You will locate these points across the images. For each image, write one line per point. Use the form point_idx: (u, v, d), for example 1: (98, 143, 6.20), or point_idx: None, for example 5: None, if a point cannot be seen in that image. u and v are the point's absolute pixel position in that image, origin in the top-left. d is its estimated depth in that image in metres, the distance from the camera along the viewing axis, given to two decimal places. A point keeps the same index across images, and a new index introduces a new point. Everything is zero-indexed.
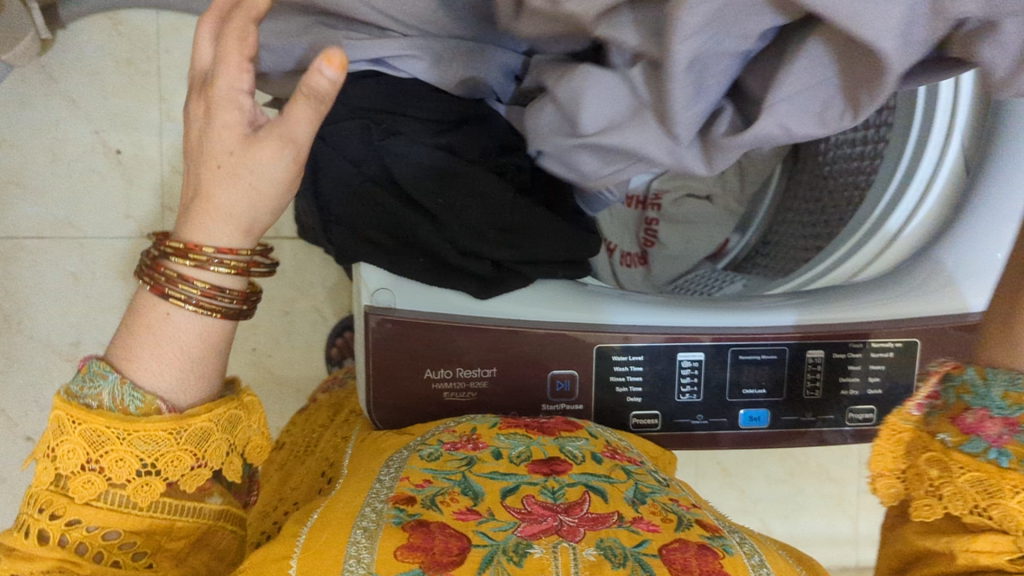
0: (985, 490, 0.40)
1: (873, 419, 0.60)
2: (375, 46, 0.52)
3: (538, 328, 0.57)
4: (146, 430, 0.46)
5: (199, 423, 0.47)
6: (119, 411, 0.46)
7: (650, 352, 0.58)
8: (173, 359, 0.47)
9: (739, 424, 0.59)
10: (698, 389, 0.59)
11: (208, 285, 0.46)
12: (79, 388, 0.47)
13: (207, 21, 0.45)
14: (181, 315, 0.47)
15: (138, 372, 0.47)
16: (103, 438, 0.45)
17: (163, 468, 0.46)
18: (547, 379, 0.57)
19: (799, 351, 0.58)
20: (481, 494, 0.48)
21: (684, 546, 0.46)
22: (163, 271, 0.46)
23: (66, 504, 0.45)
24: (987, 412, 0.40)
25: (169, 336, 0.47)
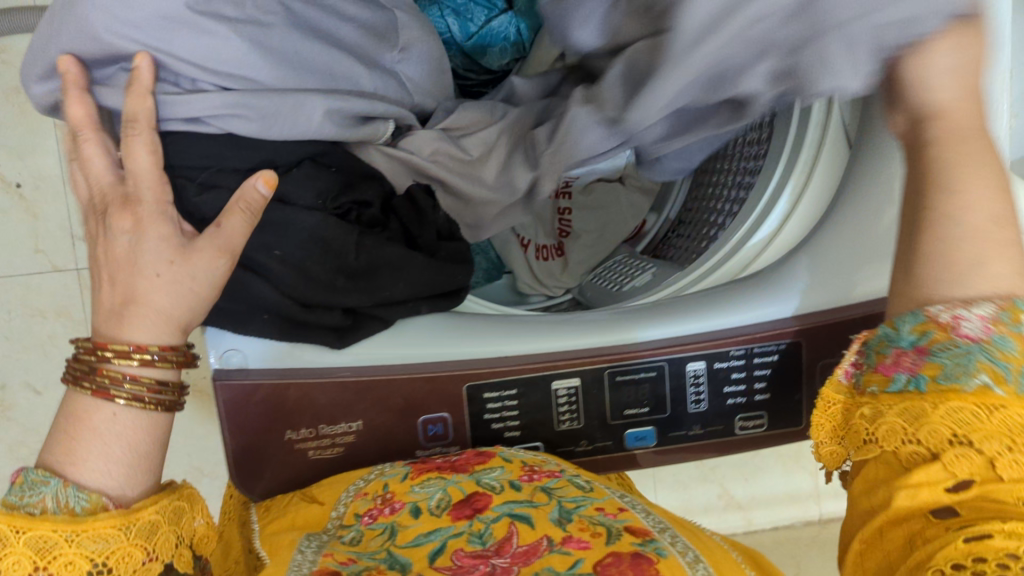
0: (912, 420, 0.42)
1: (766, 423, 0.58)
2: (185, 104, 0.48)
3: (399, 373, 0.54)
4: (94, 529, 0.42)
5: (146, 517, 0.44)
6: (64, 516, 0.42)
7: (523, 384, 0.55)
8: (123, 457, 0.45)
9: (627, 444, 0.57)
10: (578, 416, 0.56)
11: (153, 381, 0.47)
12: (17, 501, 0.43)
13: (88, 136, 0.48)
14: (124, 413, 0.46)
15: (84, 474, 0.44)
16: (50, 542, 0.42)
17: (115, 565, 0.42)
18: (418, 426, 0.55)
19: (679, 364, 0.56)
20: (409, 564, 0.45)
21: (618, 559, 0.43)
22: (106, 374, 0.46)
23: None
24: (902, 350, 0.44)
25: (111, 436, 0.45)
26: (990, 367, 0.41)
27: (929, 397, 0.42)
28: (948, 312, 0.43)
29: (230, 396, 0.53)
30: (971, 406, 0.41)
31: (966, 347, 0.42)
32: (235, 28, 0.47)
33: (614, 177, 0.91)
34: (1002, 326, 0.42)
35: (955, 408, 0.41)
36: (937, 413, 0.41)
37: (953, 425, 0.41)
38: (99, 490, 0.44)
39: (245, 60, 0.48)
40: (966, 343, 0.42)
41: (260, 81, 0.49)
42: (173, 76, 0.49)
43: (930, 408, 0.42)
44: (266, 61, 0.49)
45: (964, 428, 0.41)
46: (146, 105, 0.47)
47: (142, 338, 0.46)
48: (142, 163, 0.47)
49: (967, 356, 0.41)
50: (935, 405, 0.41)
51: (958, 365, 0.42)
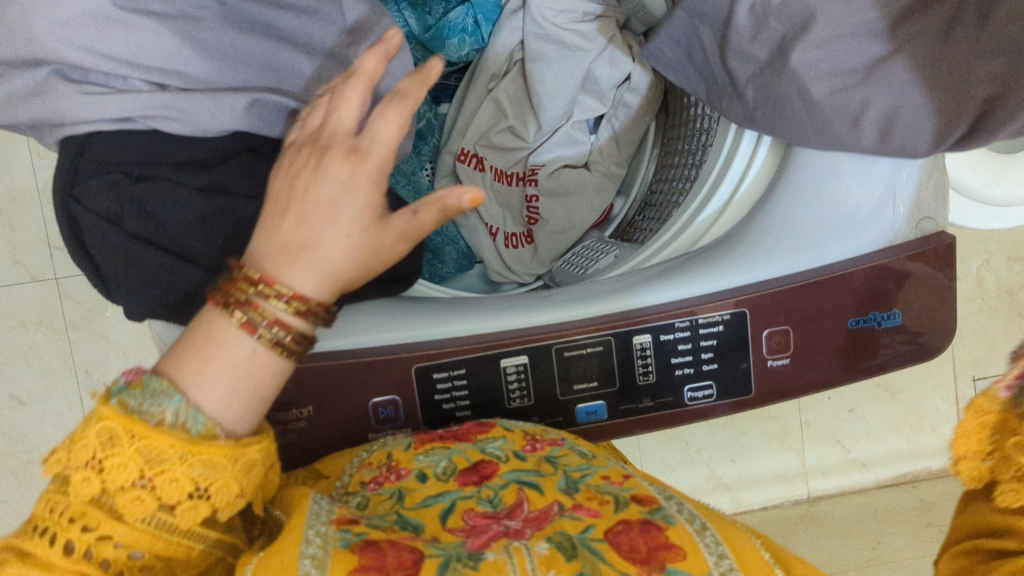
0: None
1: (715, 394, 0.59)
2: (116, 101, 0.48)
3: (349, 358, 0.55)
4: (206, 455, 0.40)
5: (250, 454, 0.41)
6: (180, 435, 0.39)
7: (471, 364, 0.56)
8: (248, 396, 0.42)
9: (578, 419, 0.58)
10: (528, 393, 0.57)
11: (292, 333, 0.42)
12: (133, 406, 0.40)
13: (354, 84, 0.43)
14: (259, 351, 0.42)
15: (201, 397, 0.41)
16: (161, 455, 0.39)
17: (212, 495, 0.40)
18: (370, 409, 0.56)
19: (626, 337, 0.57)
20: (421, 526, 0.47)
21: (628, 526, 0.45)
22: (256, 310, 0.41)
23: (104, 519, 0.39)
24: None
25: (240, 367, 0.41)
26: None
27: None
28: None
29: None
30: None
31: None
32: (164, 23, 0.48)
33: (581, 162, 0.88)
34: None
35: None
36: None
37: None
38: (215, 421, 0.41)
39: (177, 55, 0.49)
40: None
41: (191, 76, 0.50)
42: (103, 76, 0.49)
43: None
44: (200, 56, 0.50)
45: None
46: (418, 85, 0.42)
47: (299, 285, 0.41)
48: (384, 131, 0.41)
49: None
50: None
51: None
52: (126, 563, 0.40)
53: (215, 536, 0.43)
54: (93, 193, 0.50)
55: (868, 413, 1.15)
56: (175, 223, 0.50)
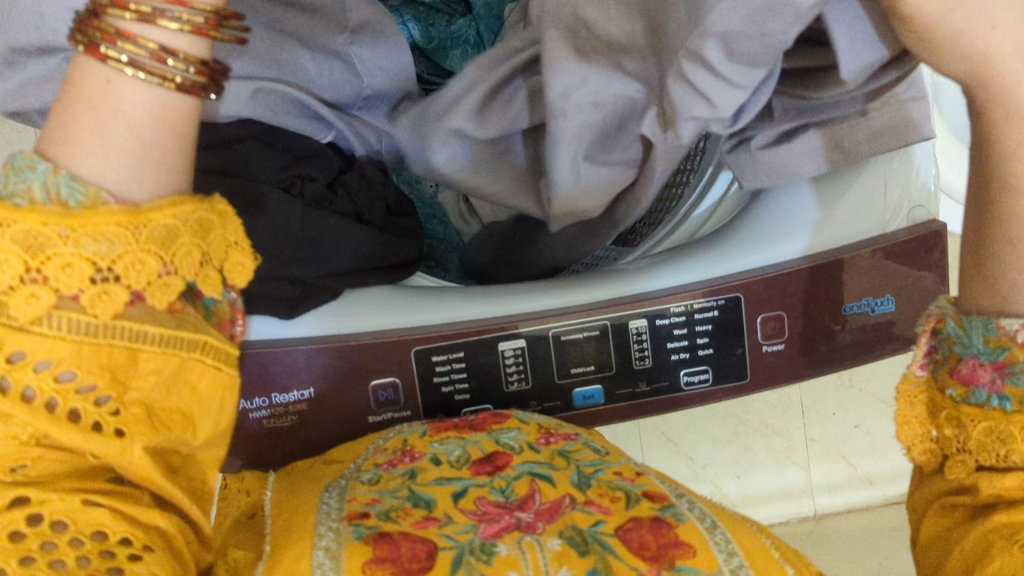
0: (998, 438, 0.43)
1: (710, 379, 0.60)
2: None
3: (352, 339, 0.56)
4: (94, 226, 0.34)
5: (161, 221, 0.35)
6: (55, 210, 0.34)
7: (470, 348, 0.57)
8: (126, 140, 0.35)
9: (575, 403, 0.59)
10: (525, 376, 0.58)
11: (156, 45, 0.34)
12: (1, 189, 0.34)
13: None
14: (129, 84, 0.35)
15: (82, 164, 0.35)
16: (42, 237, 0.33)
17: (124, 273, 0.34)
18: (369, 392, 0.57)
19: (621, 323, 0.58)
20: (433, 501, 0.47)
21: (638, 523, 0.44)
22: (100, 27, 0.34)
23: (7, 334, 0.33)
24: (977, 360, 0.44)
25: (120, 108, 0.35)
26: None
27: (1010, 419, 0.42)
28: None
29: None
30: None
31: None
32: None
33: None
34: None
35: None
36: (1022, 437, 0.42)
37: None
38: (99, 187, 0.35)
39: None
40: None
41: None
42: None
43: (1015, 429, 0.42)
44: None
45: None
46: None
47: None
48: None
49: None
50: (1022, 428, 0.42)
51: None
52: (60, 392, 0.35)
53: (190, 339, 0.38)
54: None
55: (875, 429, 1.13)
56: None
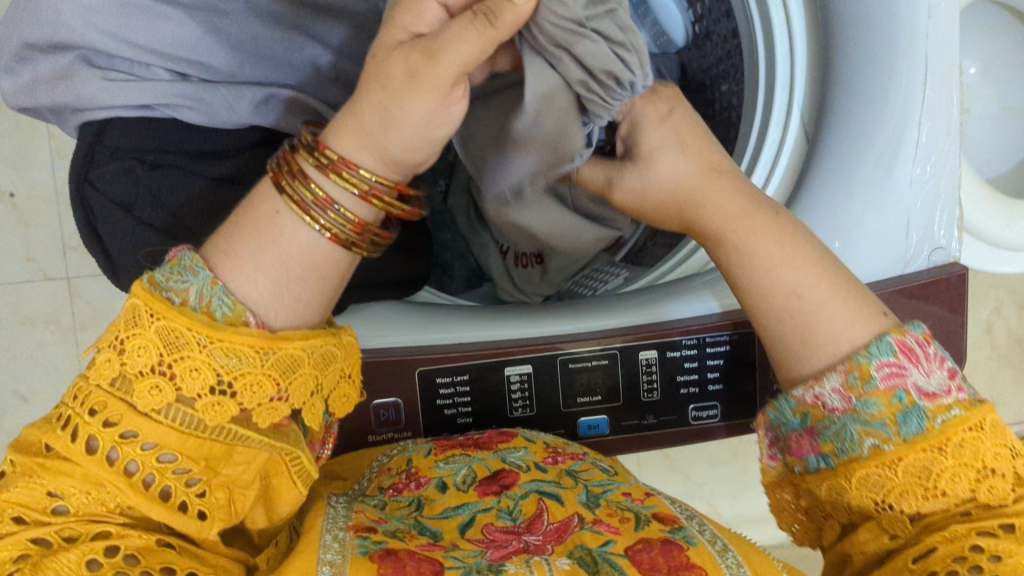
0: (839, 494, 0.44)
1: (719, 414, 0.58)
2: (140, 88, 0.49)
3: None
4: (229, 342, 0.38)
5: (290, 350, 0.39)
6: (202, 317, 0.38)
7: (476, 370, 0.56)
8: (271, 267, 0.40)
9: (579, 433, 0.58)
10: (530, 403, 0.57)
11: (326, 194, 0.40)
12: (161, 282, 0.39)
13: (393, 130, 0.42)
14: (293, 221, 0.40)
15: (230, 275, 0.39)
16: (180, 339, 0.38)
17: (240, 390, 0.38)
18: (371, 411, 0.56)
19: (632, 352, 0.56)
20: (440, 533, 0.46)
21: (648, 545, 0.44)
22: (288, 161, 0.40)
23: (125, 412, 0.37)
24: (796, 433, 0.46)
25: (278, 239, 0.40)
26: (871, 430, 0.43)
27: (839, 474, 0.44)
28: (808, 393, 0.45)
29: None
30: (875, 470, 0.43)
31: (840, 420, 0.44)
32: (190, 12, 0.49)
33: None
34: (856, 390, 0.44)
35: (864, 476, 0.43)
36: (852, 485, 0.44)
37: (870, 492, 0.43)
38: (244, 306, 0.39)
39: (200, 44, 0.49)
40: (838, 415, 0.44)
41: (213, 67, 0.50)
42: (125, 64, 0.49)
43: (844, 480, 0.44)
44: (223, 48, 0.50)
45: (879, 492, 0.43)
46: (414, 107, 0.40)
47: (365, 158, 0.40)
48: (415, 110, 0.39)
49: (846, 428, 0.44)
50: (848, 476, 0.43)
51: (844, 437, 0.44)
52: (159, 470, 0.38)
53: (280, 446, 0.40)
54: (108, 177, 0.50)
55: None
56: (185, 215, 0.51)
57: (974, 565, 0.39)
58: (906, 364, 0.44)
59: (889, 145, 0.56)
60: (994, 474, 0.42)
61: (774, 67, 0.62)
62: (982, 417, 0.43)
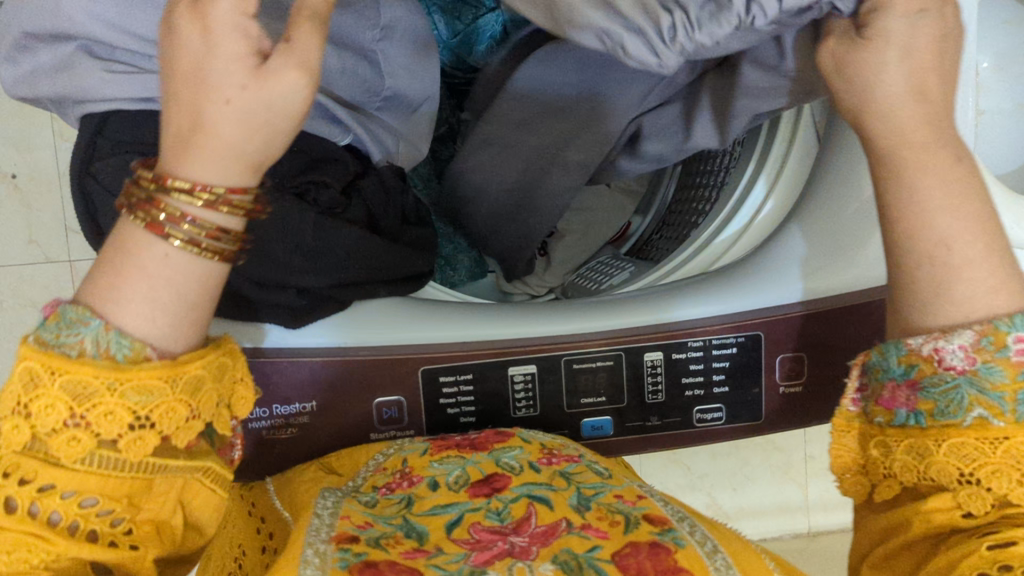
0: (920, 456, 0.43)
1: (723, 417, 0.58)
2: (144, 81, 0.48)
3: (354, 356, 0.55)
4: (137, 380, 0.38)
5: (194, 371, 0.40)
6: (104, 362, 0.38)
7: (478, 370, 0.55)
8: (168, 304, 0.39)
9: (583, 433, 0.58)
10: (534, 404, 0.56)
11: (213, 226, 0.39)
12: (50, 339, 0.38)
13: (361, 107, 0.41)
14: (183, 257, 0.39)
15: (125, 318, 0.38)
16: (89, 389, 0.37)
17: (157, 420, 0.38)
18: (373, 409, 0.55)
19: (636, 353, 0.56)
20: (426, 534, 0.45)
21: (637, 548, 0.43)
22: (162, 206, 0.38)
23: (38, 468, 0.37)
24: (895, 382, 0.44)
25: (172, 278, 0.39)
26: (984, 400, 0.41)
27: (930, 434, 0.42)
28: (929, 344, 0.42)
29: None
30: (975, 441, 0.41)
31: (953, 381, 0.42)
32: None
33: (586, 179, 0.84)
34: (985, 354, 0.41)
35: (957, 444, 0.41)
36: (942, 450, 0.42)
37: (960, 460, 0.41)
38: (144, 342, 0.39)
39: None
40: (953, 376, 0.42)
41: None
42: (127, 55, 0.48)
43: (933, 443, 0.42)
44: None
45: (970, 464, 0.41)
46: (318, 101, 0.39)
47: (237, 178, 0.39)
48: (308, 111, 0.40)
49: (957, 391, 0.42)
50: (939, 440, 0.42)
51: (951, 401, 0.42)
52: (82, 516, 0.38)
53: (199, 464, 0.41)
54: (111, 170, 0.49)
55: None
56: None
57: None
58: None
59: None
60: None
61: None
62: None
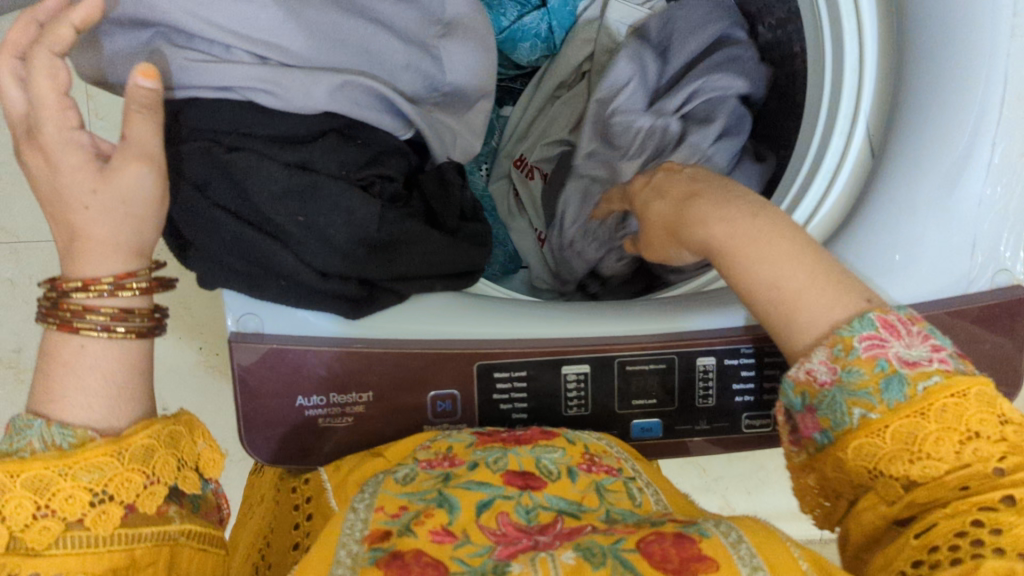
0: (842, 466, 0.45)
1: (772, 424, 0.58)
2: (223, 70, 0.49)
3: (412, 348, 0.55)
4: (86, 459, 0.41)
5: (138, 442, 0.42)
6: (53, 453, 0.40)
7: (533, 367, 0.56)
8: (100, 388, 0.44)
9: (632, 435, 0.58)
10: (585, 403, 0.57)
11: (118, 309, 0.45)
12: (6, 447, 0.41)
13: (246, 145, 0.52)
14: (100, 346, 0.44)
15: (70, 410, 0.43)
16: (45, 480, 0.40)
17: (116, 491, 0.41)
18: (427, 402, 0.56)
19: (689, 358, 0.56)
20: (456, 508, 0.45)
21: (660, 537, 0.41)
22: (67, 308, 0.44)
23: (18, 564, 0.39)
24: (804, 415, 0.47)
25: (98, 363, 0.44)
26: (859, 400, 0.44)
27: (839, 445, 0.45)
28: (802, 370, 0.46)
29: (246, 357, 0.54)
30: (866, 435, 0.44)
31: (831, 392, 0.45)
32: None
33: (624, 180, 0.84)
34: (841, 360, 0.45)
35: (860, 444, 0.44)
36: (852, 454, 0.44)
37: (865, 457, 0.44)
38: (86, 427, 0.42)
39: (281, 28, 0.50)
40: (829, 388, 0.45)
41: (292, 51, 0.51)
42: (205, 43, 0.50)
43: (843, 450, 0.45)
44: (303, 32, 0.51)
45: (874, 458, 0.43)
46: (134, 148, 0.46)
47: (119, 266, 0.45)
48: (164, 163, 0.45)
49: (835, 398, 0.45)
50: (844, 445, 0.44)
51: (835, 409, 0.45)
52: None
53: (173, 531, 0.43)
54: (181, 156, 0.49)
55: None
56: (262, 195, 0.49)
57: (974, 540, 0.38)
58: (886, 337, 0.45)
59: (958, 161, 0.54)
60: (979, 436, 0.41)
61: (841, 74, 0.60)
62: (967, 383, 0.42)
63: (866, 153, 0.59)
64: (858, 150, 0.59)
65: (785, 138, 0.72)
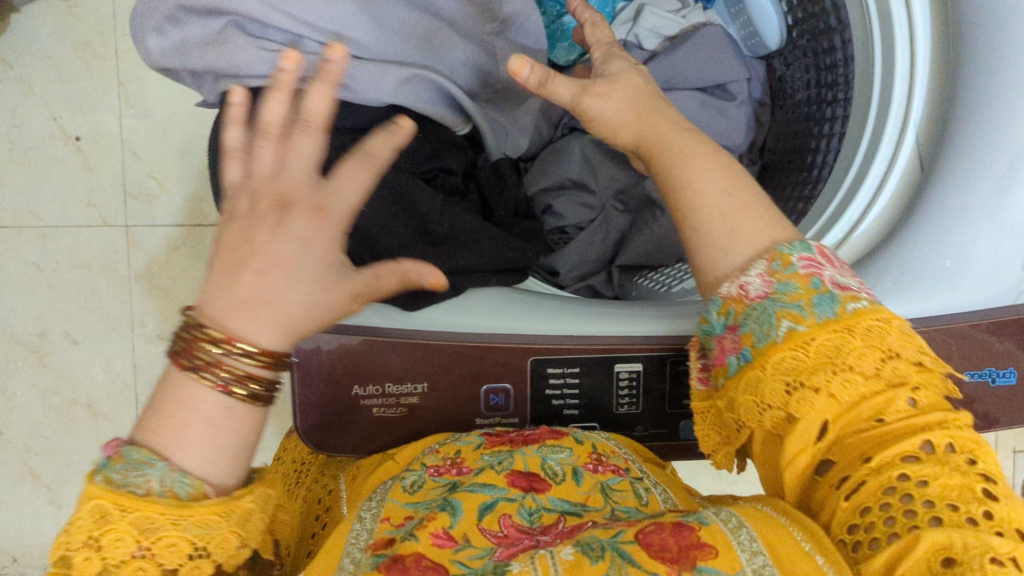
0: (753, 390, 0.45)
1: None
2: (297, 59, 0.50)
3: (467, 340, 0.55)
4: (197, 516, 0.37)
5: (246, 505, 0.39)
6: (167, 502, 0.36)
7: (586, 364, 0.56)
8: (226, 452, 0.38)
9: (681, 433, 0.59)
10: (636, 400, 0.57)
11: (264, 378, 0.38)
12: (116, 479, 0.36)
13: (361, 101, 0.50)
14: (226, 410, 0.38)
15: (189, 460, 0.37)
16: (152, 523, 0.36)
17: (213, 551, 0.37)
18: (481, 395, 0.56)
19: None
20: (459, 510, 0.45)
21: (660, 526, 0.41)
22: (219, 366, 0.36)
23: None
24: (723, 338, 0.48)
25: (216, 425, 0.37)
26: (788, 311, 0.45)
27: (756, 361, 0.45)
28: (733, 287, 0.47)
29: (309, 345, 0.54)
30: (790, 350, 0.44)
31: (761, 305, 0.46)
32: None
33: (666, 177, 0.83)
34: (778, 274, 0.46)
35: (779, 361, 0.44)
36: (769, 374, 0.44)
37: (783, 377, 0.44)
38: (203, 481, 0.37)
39: (352, 20, 0.51)
40: (759, 302, 0.46)
41: (362, 42, 0.52)
42: (277, 33, 0.50)
43: (759, 370, 0.45)
44: (372, 23, 0.52)
45: (793, 373, 0.44)
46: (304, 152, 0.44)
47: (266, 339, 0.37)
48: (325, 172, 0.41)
49: (766, 311, 0.45)
50: (764, 363, 0.45)
51: (762, 324, 0.45)
52: None
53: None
54: None
55: None
56: None
57: (903, 495, 0.39)
58: (822, 262, 0.47)
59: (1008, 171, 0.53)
60: (899, 357, 0.43)
61: (890, 83, 0.59)
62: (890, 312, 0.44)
63: (915, 163, 0.58)
64: (907, 160, 0.58)
65: (828, 140, 0.71)
